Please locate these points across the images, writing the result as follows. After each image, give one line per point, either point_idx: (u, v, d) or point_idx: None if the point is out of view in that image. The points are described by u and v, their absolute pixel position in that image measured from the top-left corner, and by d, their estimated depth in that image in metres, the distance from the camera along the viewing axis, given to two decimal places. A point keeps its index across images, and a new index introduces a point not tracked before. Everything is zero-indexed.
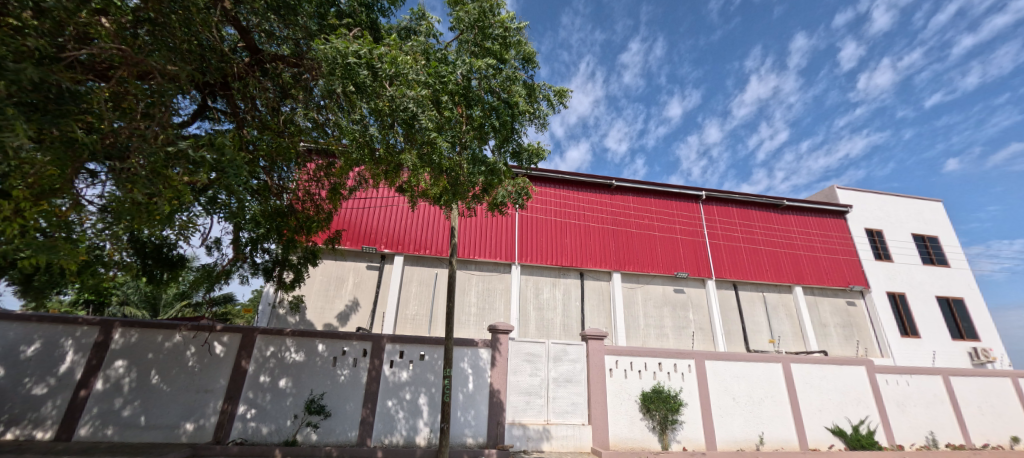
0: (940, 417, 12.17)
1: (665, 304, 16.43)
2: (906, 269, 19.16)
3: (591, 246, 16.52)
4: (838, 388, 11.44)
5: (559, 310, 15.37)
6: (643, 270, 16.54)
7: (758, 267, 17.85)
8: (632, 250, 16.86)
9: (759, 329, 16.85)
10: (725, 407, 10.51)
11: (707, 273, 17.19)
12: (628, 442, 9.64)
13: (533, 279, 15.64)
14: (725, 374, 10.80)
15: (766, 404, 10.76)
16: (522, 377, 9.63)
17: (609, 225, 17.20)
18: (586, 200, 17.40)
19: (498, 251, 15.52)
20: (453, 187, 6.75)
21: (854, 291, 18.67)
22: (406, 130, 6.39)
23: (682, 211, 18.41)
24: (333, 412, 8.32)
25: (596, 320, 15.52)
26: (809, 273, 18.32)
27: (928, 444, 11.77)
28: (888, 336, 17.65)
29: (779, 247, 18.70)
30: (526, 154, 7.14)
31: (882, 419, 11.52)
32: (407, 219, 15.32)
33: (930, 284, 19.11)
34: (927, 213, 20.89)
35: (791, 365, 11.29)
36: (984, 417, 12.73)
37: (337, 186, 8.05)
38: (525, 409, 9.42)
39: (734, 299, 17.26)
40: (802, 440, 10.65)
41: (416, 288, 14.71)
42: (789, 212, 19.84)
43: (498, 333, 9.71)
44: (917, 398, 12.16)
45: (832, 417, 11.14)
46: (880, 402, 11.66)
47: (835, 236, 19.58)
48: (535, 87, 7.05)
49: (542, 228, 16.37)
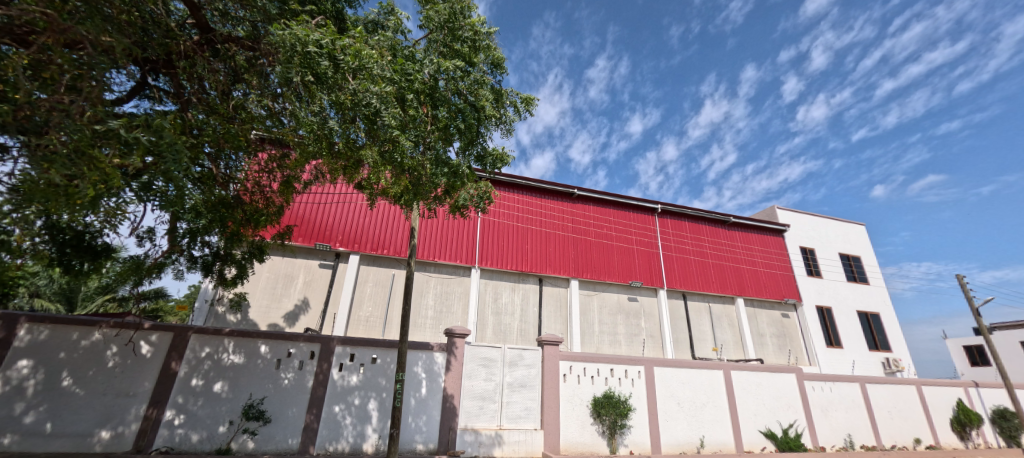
0: (857, 421, 13.37)
1: (618, 312, 16.93)
2: (833, 285, 20.99)
3: (551, 253, 16.79)
4: (772, 394, 12.30)
5: (516, 315, 15.43)
6: (600, 278, 17.01)
7: (705, 279, 18.89)
8: (589, 258, 17.29)
9: (704, 338, 17.79)
10: (670, 411, 10.98)
11: (659, 283, 17.93)
12: (577, 447, 9.82)
13: (491, 284, 15.64)
14: (672, 380, 11.31)
15: (707, 409, 11.35)
16: (477, 381, 9.54)
17: (570, 232, 17.55)
18: (548, 207, 17.70)
19: (458, 254, 15.38)
20: (415, 188, 6.75)
21: (788, 304, 20.18)
22: (368, 126, 6.23)
23: (639, 222, 19.12)
24: (274, 418, 7.86)
25: (552, 326, 15.70)
26: (750, 285, 19.63)
27: (846, 446, 12.88)
28: (816, 346, 19.20)
29: (725, 260, 19.87)
30: (491, 158, 7.32)
31: (809, 423, 12.49)
32: (365, 217, 14.84)
33: (852, 300, 21.02)
34: (852, 234, 23.04)
35: (731, 371, 12.02)
36: (893, 421, 14.11)
37: (291, 179, 7.69)
38: (478, 414, 9.32)
39: (683, 309, 18.13)
40: (737, 442, 11.34)
41: (371, 289, 14.23)
42: (735, 228, 21.18)
43: (455, 337, 9.59)
44: (838, 404, 13.30)
45: (765, 421, 11.94)
46: (807, 407, 12.65)
47: (774, 252, 21.11)
48: (503, 92, 7.15)
49: (503, 233, 16.42)
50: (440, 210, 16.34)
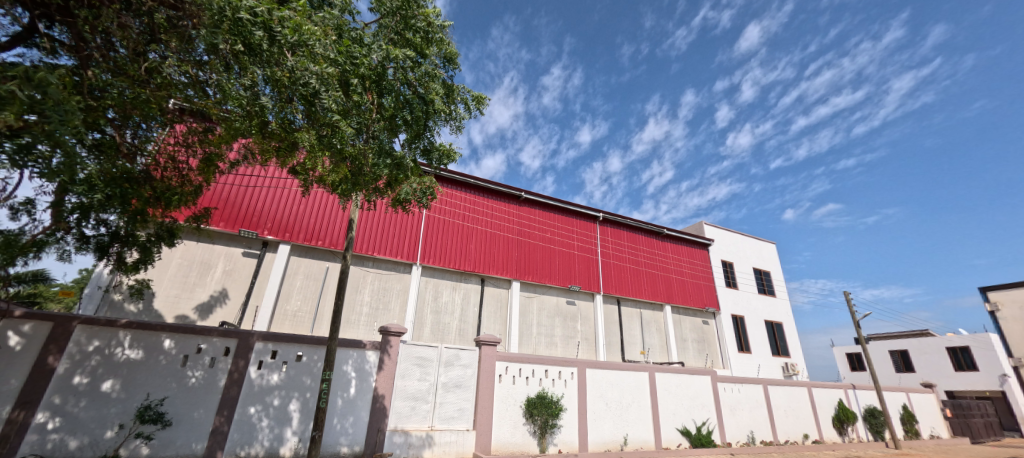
0: (758, 419, 14.86)
1: (556, 315, 17.38)
2: (746, 296, 23.22)
3: (494, 254, 16.84)
4: (689, 395, 13.32)
5: (456, 314, 15.25)
6: (541, 280, 17.36)
7: (638, 286, 20.00)
8: (532, 261, 17.59)
9: (634, 341, 18.81)
10: (598, 411, 11.46)
11: (596, 288, 18.68)
12: (508, 446, 9.91)
13: (432, 282, 15.33)
14: (602, 381, 11.83)
15: (632, 409, 12.00)
16: (410, 381, 9.27)
17: (514, 234, 17.72)
18: (494, 208, 17.74)
19: (399, 250, 14.90)
20: (354, 176, 6.50)
21: (708, 312, 21.97)
22: (306, 107, 5.83)
23: (581, 229, 19.78)
24: (176, 421, 7.04)
25: (491, 326, 15.73)
26: (677, 294, 21.11)
27: (749, 441, 14.26)
28: (729, 351, 21.10)
29: (657, 269, 21.17)
30: (438, 153, 7.33)
31: (719, 421, 13.67)
32: (298, 205, 13.88)
33: (762, 310, 23.39)
34: (765, 252, 25.66)
35: (655, 374, 12.84)
36: (787, 419, 15.87)
37: (213, 156, 7.04)
38: (409, 415, 9.05)
39: (616, 314, 19.04)
40: (657, 440, 12.09)
41: (301, 283, 13.32)
42: (667, 239, 22.67)
43: (390, 336, 9.28)
44: (744, 404, 14.71)
45: (682, 420, 12.87)
46: (718, 407, 13.85)
47: (700, 264, 22.89)
48: (454, 88, 7.14)
49: (447, 231, 16.19)
50: (382, 203, 15.71)
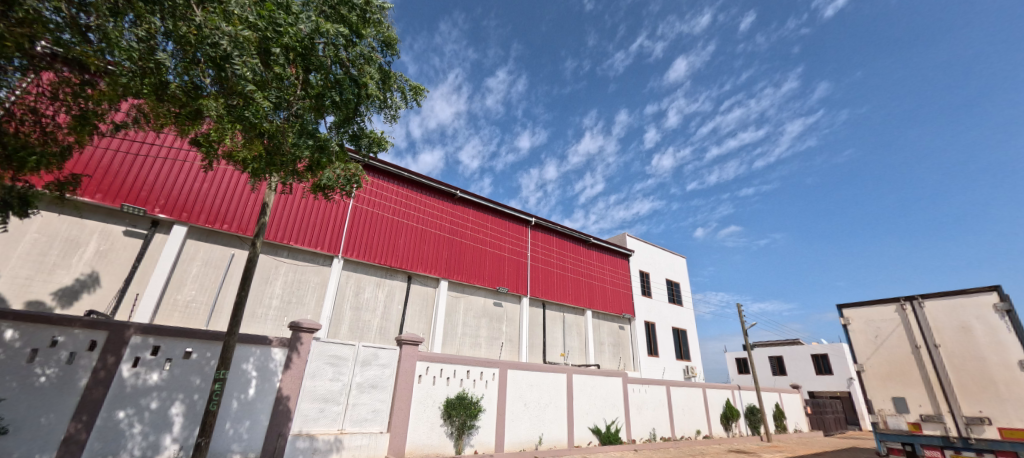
0: (660, 417, 16.19)
1: (483, 315, 17.39)
2: (658, 305, 25.25)
3: (424, 251, 16.39)
4: (601, 395, 14.11)
5: (378, 312, 14.56)
6: (469, 280, 17.27)
7: (563, 291, 20.76)
8: (462, 261, 17.43)
9: (555, 344, 19.48)
10: (516, 411, 11.66)
11: (524, 291, 19.03)
12: (423, 448, 9.64)
13: (354, 277, 14.49)
14: (522, 382, 12.06)
15: (548, 409, 12.39)
16: (321, 382, 8.62)
17: (446, 233, 17.42)
18: (427, 204, 17.29)
19: (319, 240, 13.87)
20: (270, 155, 5.92)
21: (625, 318, 23.46)
22: (215, 71, 5.22)
23: (513, 232, 20.04)
24: (13, 428, 5.81)
25: (415, 325, 15.27)
26: (598, 300, 22.28)
27: (651, 438, 15.45)
28: (640, 354, 22.74)
29: (582, 276, 22.16)
30: (367, 140, 7.07)
31: (626, 420, 14.64)
32: (201, 183, 12.30)
33: (670, 318, 25.58)
34: (677, 265, 28.11)
35: (572, 375, 13.43)
36: (684, 417, 17.50)
37: (88, 113, 5.77)
38: (316, 418, 8.40)
39: (541, 316, 19.58)
40: (570, 439, 12.59)
41: (198, 270, 11.80)
42: (593, 248, 23.84)
43: (301, 332, 8.55)
44: (649, 403, 15.95)
45: (594, 419, 13.57)
46: (626, 406, 14.86)
47: (620, 273, 24.39)
48: (391, 74, 6.96)
49: (375, 224, 15.43)
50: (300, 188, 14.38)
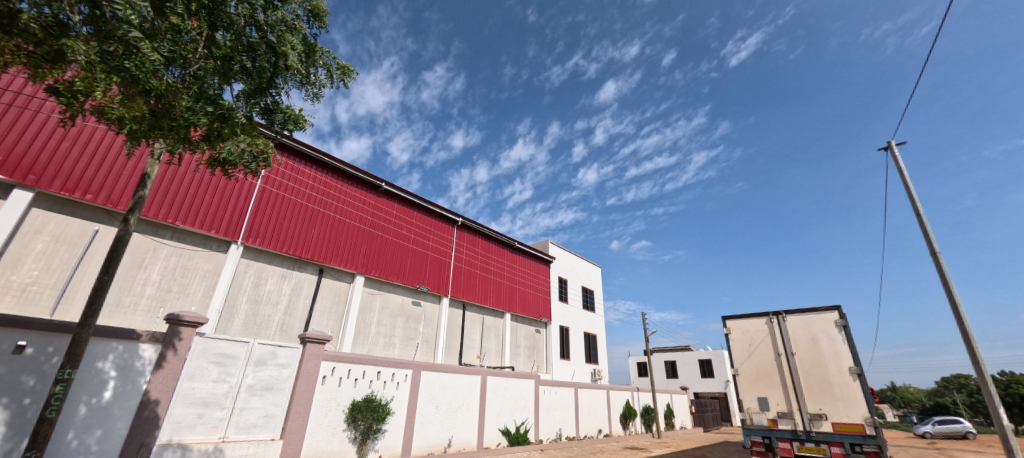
0: (566, 418, 16.95)
1: (399, 315, 16.70)
2: (573, 311, 26.51)
3: (339, 243, 15.28)
4: (513, 397, 14.42)
5: (280, 306, 13.22)
6: (388, 277, 16.50)
7: (484, 293, 20.81)
8: (381, 256, 16.58)
9: (472, 346, 19.42)
10: (427, 414, 11.36)
11: (444, 291, 18.69)
12: (321, 456, 8.90)
13: (254, 266, 13.00)
14: (435, 384, 11.82)
15: (460, 411, 12.29)
16: (203, 383, 7.51)
17: (366, 226, 16.45)
18: (348, 194, 16.19)
19: (215, 223, 12.22)
20: (154, 116, 5.03)
21: (541, 322, 24.21)
22: (91, 10, 4.56)
23: (438, 231, 19.60)
24: None
25: (322, 322, 14.13)
26: (518, 303, 22.71)
27: (557, 438, 16.08)
28: (553, 358, 23.62)
29: (504, 279, 22.42)
30: (282, 116, 6.58)
31: (535, 421, 15.08)
32: (57, 141, 10.12)
33: (583, 323, 27.00)
34: (592, 274, 29.79)
35: (486, 377, 13.54)
36: (588, 417, 18.52)
37: None
38: (193, 425, 7.26)
39: (460, 318, 19.38)
40: (479, 440, 12.58)
41: (45, 247, 9.67)
42: (517, 252, 24.28)
43: (180, 325, 7.30)
44: (557, 404, 16.63)
45: (505, 421, 13.76)
46: (536, 407, 15.36)
47: (541, 278, 25.14)
48: (315, 48, 6.68)
49: (286, 210, 14.06)
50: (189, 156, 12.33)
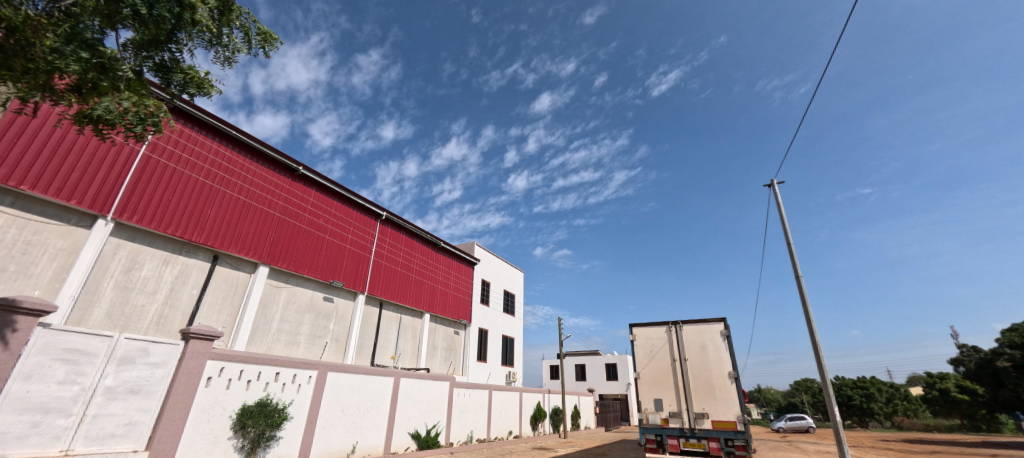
0: (479, 420, 16.96)
1: (307, 311, 15.38)
2: (493, 314, 26.73)
3: (241, 228, 13.61)
4: (426, 399, 14.12)
5: (159, 296, 11.37)
6: (297, 270, 15.08)
7: (404, 292, 20.02)
8: (291, 246, 15.11)
9: (387, 346, 18.57)
10: (330, 418, 10.57)
11: (361, 288, 17.60)
12: None
13: (128, 247, 11.02)
14: (342, 386, 11.09)
15: (368, 414, 11.66)
16: (43, 385, 6.08)
17: (276, 211, 14.89)
18: (257, 174, 14.53)
19: (79, 191, 10.14)
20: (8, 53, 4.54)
21: (461, 324, 23.99)
22: None
23: (359, 223, 18.44)
24: None
25: (212, 316, 12.46)
26: (438, 304, 22.25)
27: (468, 440, 15.98)
28: (470, 360, 23.51)
29: (425, 279, 21.81)
30: (181, 78, 5.77)
31: (446, 423, 14.86)
32: None
33: (502, 326, 27.34)
34: (515, 278, 30.35)
35: (400, 379, 13.16)
36: (500, 419, 18.73)
37: None
38: (23, 437, 5.82)
39: (375, 317, 18.43)
40: (387, 445, 12.03)
41: None
42: (442, 252, 23.79)
43: (17, 314, 5.81)
44: (470, 407, 16.59)
45: (415, 424, 13.35)
46: (449, 409, 15.19)
47: (464, 280, 24.94)
48: (232, 8, 5.91)
49: (177, 184, 12.16)
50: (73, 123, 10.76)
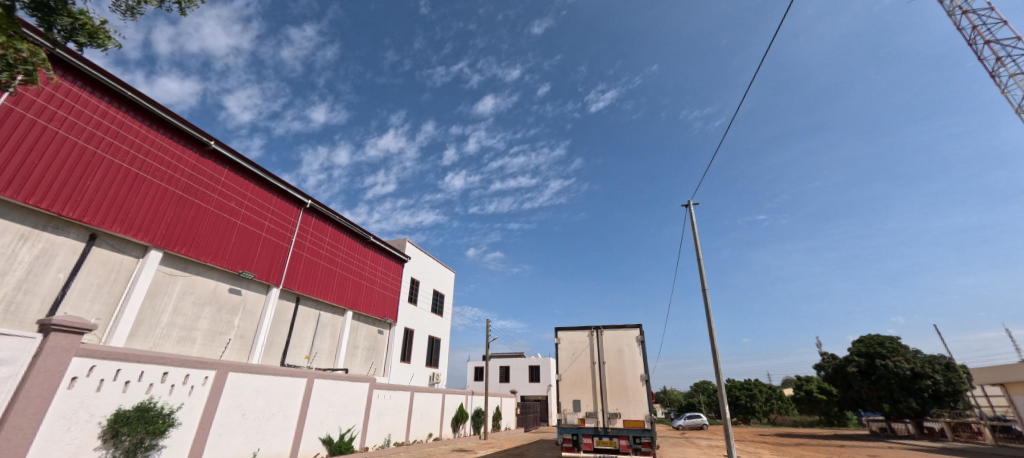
0: (398, 423, 16.40)
1: (208, 303, 13.73)
2: (420, 313, 26.06)
3: (132, 204, 11.71)
4: (342, 401, 13.38)
5: (10, 279, 9.40)
6: (200, 257, 13.34)
7: (325, 287, 18.69)
8: (194, 229, 13.33)
9: (300, 345, 17.25)
10: (228, 424, 9.53)
11: (275, 281, 16.09)
12: None
13: None
14: (244, 387, 10.08)
15: (273, 419, 10.72)
16: None
17: (178, 188, 13.05)
18: (157, 144, 12.65)
19: None
20: None
21: (385, 323, 23.01)
22: None
23: (279, 210, 16.88)
24: None
25: (83, 306, 10.60)
26: (362, 301, 21.12)
27: (385, 444, 15.34)
28: (392, 361, 22.64)
29: (350, 274, 20.59)
30: (70, 23, 5.14)
31: (362, 427, 14.16)
32: None
33: (428, 327, 26.77)
34: (445, 278, 29.93)
35: (314, 380, 12.36)
36: (420, 421, 18.27)
37: None
38: None
39: (290, 312, 17.02)
40: (293, 452, 11.14)
41: None
42: (371, 247, 22.65)
43: None
44: (389, 409, 16.00)
45: (327, 428, 12.54)
46: (366, 412, 14.52)
47: (392, 277, 23.97)
48: None
49: (47, 146, 10.14)
50: None
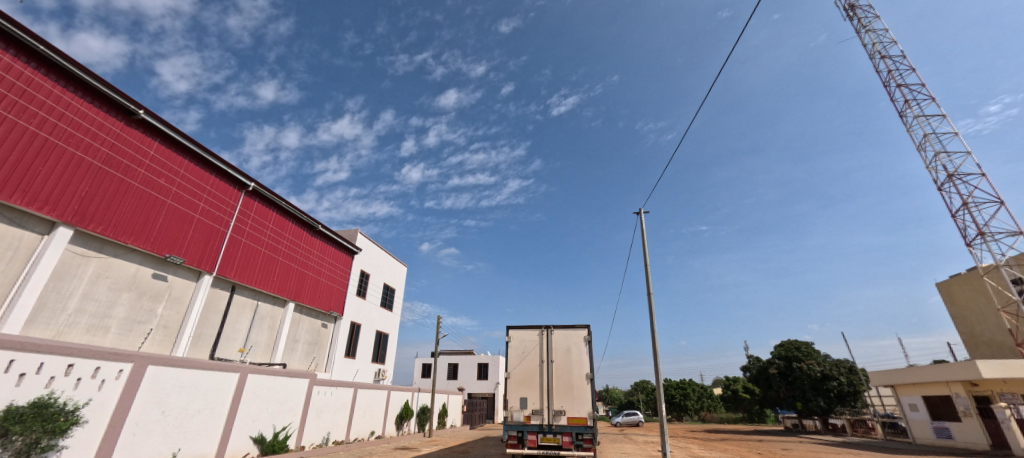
0: (338, 420, 15.79)
1: (127, 289, 12.43)
2: (369, 307, 25.20)
3: (38, 173, 10.31)
4: (278, 398, 12.68)
5: None
6: (119, 237, 12.01)
7: (264, 276, 17.52)
8: (115, 206, 11.96)
9: (233, 337, 16.13)
10: (145, 422, 8.69)
11: (207, 267, 14.84)
12: None
13: None
14: (166, 382, 9.25)
15: (199, 416, 9.95)
16: None
17: (98, 159, 11.65)
18: (74, 108, 11.27)
19: None
20: None
21: (330, 316, 22.01)
22: None
23: (216, 191, 15.60)
24: None
25: None
26: (306, 293, 20.04)
27: (323, 442, 14.70)
28: (336, 356, 21.71)
29: (293, 264, 19.45)
30: None
31: (299, 425, 13.50)
32: None
33: (376, 321, 25.95)
34: (397, 272, 29.19)
35: (248, 375, 11.63)
36: (362, 419, 17.69)
37: None
38: None
39: (223, 302, 15.82)
40: (220, 451, 10.39)
41: None
42: (318, 236, 21.55)
43: None
44: (330, 406, 15.37)
45: (260, 426, 11.83)
46: (304, 409, 13.85)
47: (340, 269, 22.96)
48: None
49: None
50: None
